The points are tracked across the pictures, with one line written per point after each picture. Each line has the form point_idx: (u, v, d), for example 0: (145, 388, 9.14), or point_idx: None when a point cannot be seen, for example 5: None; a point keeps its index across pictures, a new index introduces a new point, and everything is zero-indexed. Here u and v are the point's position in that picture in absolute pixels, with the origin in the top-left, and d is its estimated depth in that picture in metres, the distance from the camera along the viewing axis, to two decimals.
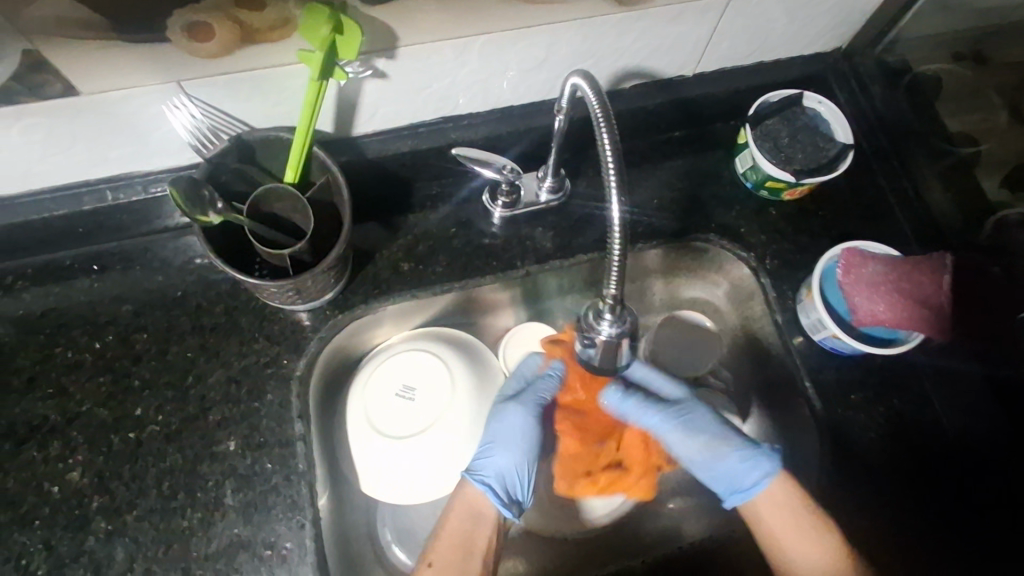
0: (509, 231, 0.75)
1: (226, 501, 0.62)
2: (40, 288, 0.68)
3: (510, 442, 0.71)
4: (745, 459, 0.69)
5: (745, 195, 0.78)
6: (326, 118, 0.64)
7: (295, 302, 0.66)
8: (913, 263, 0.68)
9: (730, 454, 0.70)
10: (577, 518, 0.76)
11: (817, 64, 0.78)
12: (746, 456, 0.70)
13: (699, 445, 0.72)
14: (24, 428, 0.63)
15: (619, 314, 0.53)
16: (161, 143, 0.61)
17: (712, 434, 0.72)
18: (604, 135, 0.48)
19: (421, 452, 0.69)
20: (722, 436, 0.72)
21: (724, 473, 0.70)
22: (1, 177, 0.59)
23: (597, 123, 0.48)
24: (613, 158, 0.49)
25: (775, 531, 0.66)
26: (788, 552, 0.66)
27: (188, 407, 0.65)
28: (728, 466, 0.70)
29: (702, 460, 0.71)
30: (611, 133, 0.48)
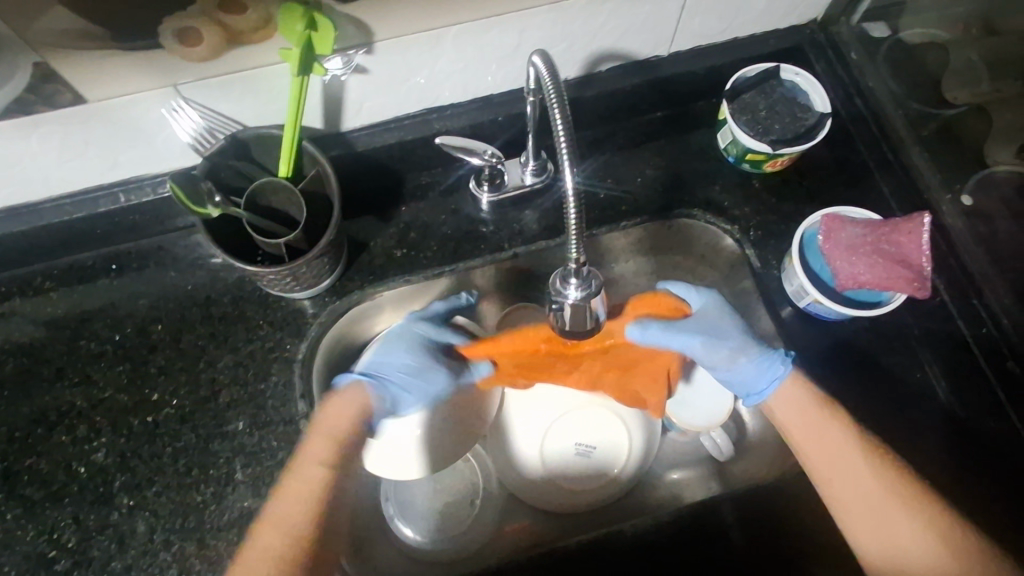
0: (497, 215, 0.78)
1: (236, 476, 0.67)
2: (67, 287, 0.74)
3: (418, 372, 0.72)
4: (761, 359, 0.68)
5: (728, 169, 0.80)
6: (315, 115, 0.68)
7: (295, 289, 0.71)
8: (891, 225, 0.68)
9: (752, 359, 0.68)
10: (573, 495, 0.76)
11: (794, 37, 0.79)
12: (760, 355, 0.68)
13: (722, 355, 0.69)
14: (54, 414, 0.69)
15: (584, 278, 0.56)
16: (166, 145, 0.66)
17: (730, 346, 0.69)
18: (557, 111, 0.52)
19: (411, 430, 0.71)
20: (740, 347, 0.69)
21: (744, 377, 0.69)
22: (25, 184, 0.65)
23: (550, 102, 0.52)
24: (565, 132, 0.51)
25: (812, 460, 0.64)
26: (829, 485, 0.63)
27: (200, 391, 0.70)
28: (741, 372, 0.68)
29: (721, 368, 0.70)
30: (563, 109, 0.51)
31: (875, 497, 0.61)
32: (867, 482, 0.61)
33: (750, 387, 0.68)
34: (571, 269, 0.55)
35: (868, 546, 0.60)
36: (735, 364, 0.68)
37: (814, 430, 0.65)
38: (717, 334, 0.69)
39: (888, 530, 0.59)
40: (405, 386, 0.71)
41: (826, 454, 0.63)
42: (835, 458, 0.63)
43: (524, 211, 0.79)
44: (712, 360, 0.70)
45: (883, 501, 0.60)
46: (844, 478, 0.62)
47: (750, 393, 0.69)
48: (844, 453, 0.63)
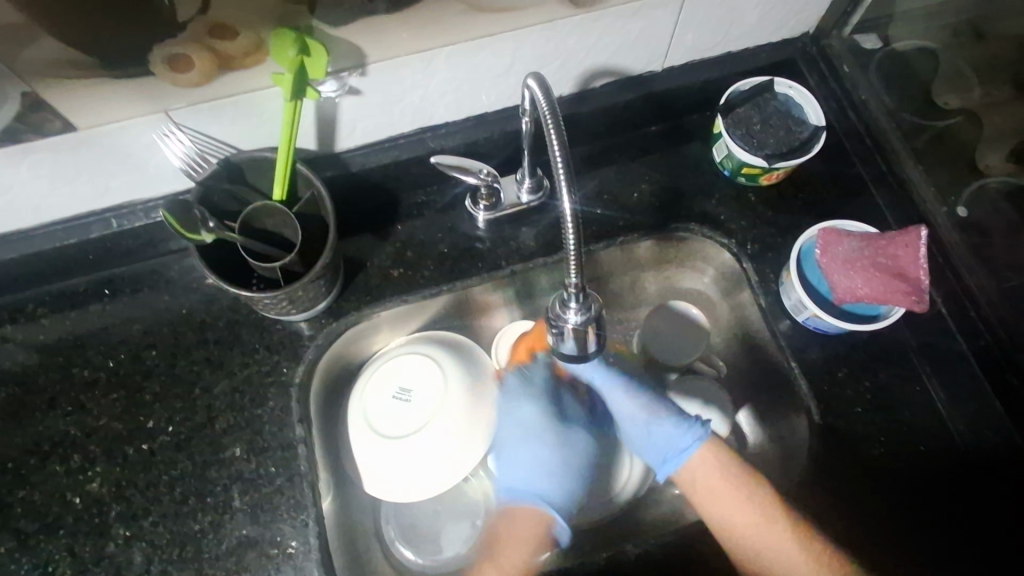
0: (494, 233, 0.78)
1: (234, 504, 0.66)
2: (59, 313, 0.73)
3: (561, 464, 0.79)
4: (679, 425, 0.75)
5: (724, 182, 0.80)
6: (308, 137, 0.68)
7: (291, 313, 0.70)
8: (889, 239, 0.67)
9: (669, 422, 0.76)
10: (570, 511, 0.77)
11: (787, 49, 0.79)
12: (681, 421, 0.75)
13: (642, 402, 0.77)
14: (47, 444, 0.68)
15: (583, 302, 0.56)
16: (158, 170, 0.65)
17: (647, 403, 0.77)
18: (554, 135, 0.52)
19: (411, 454, 0.72)
20: (656, 406, 0.77)
21: (664, 442, 0.75)
22: (14, 212, 0.64)
23: (546, 125, 0.51)
24: (561, 155, 0.51)
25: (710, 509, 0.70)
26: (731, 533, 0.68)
27: (196, 417, 0.69)
28: (660, 434, 0.76)
29: (638, 426, 0.77)
30: (560, 132, 0.51)
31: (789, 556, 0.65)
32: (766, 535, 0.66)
33: (670, 436, 0.75)
34: (569, 292, 0.55)
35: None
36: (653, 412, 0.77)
37: (716, 491, 0.70)
38: (634, 381, 0.79)
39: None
40: (555, 484, 0.78)
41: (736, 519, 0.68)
42: (745, 523, 0.67)
43: (521, 229, 0.78)
44: (630, 407, 0.78)
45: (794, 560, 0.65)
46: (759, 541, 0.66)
47: (675, 450, 0.74)
48: (740, 507, 0.68)
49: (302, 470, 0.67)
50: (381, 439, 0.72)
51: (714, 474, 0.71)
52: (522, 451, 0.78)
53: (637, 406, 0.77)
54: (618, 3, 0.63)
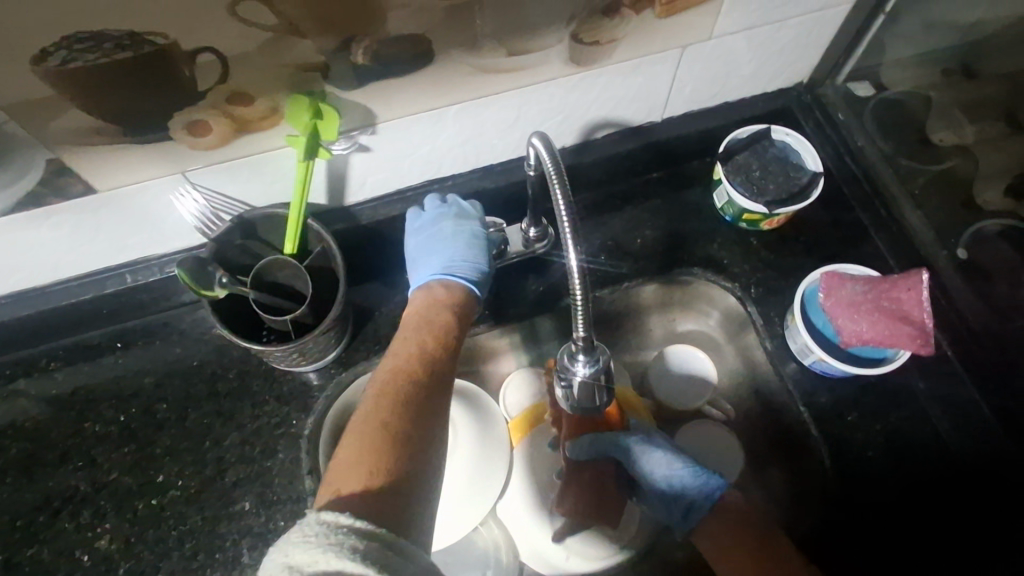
0: (501, 279, 0.80)
1: (244, 560, 0.65)
2: (72, 367, 0.74)
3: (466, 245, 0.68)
4: (695, 473, 0.68)
5: (725, 227, 0.82)
6: (320, 192, 0.70)
7: (301, 364, 0.71)
8: (890, 281, 0.68)
9: (685, 470, 0.69)
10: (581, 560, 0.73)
11: (782, 99, 0.81)
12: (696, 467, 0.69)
13: (658, 461, 0.69)
14: (57, 500, 0.68)
15: (591, 355, 0.55)
16: (174, 228, 0.67)
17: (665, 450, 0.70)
18: (558, 188, 0.53)
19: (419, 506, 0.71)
20: (674, 452, 0.70)
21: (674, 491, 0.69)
22: (34, 270, 0.65)
23: (551, 180, 0.53)
24: (566, 210, 0.52)
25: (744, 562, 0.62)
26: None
27: (206, 470, 0.69)
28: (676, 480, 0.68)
29: (652, 476, 0.69)
30: (564, 187, 0.52)
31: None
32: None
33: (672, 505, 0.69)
34: (577, 344, 0.54)
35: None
36: (662, 477, 0.69)
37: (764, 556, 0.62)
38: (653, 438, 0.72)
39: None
40: (459, 247, 0.67)
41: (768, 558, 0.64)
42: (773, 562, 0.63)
43: (527, 275, 0.80)
44: (641, 467, 0.70)
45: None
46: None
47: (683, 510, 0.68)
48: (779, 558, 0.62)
49: None
50: None
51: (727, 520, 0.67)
52: (438, 235, 0.68)
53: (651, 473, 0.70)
54: (618, 60, 0.66)
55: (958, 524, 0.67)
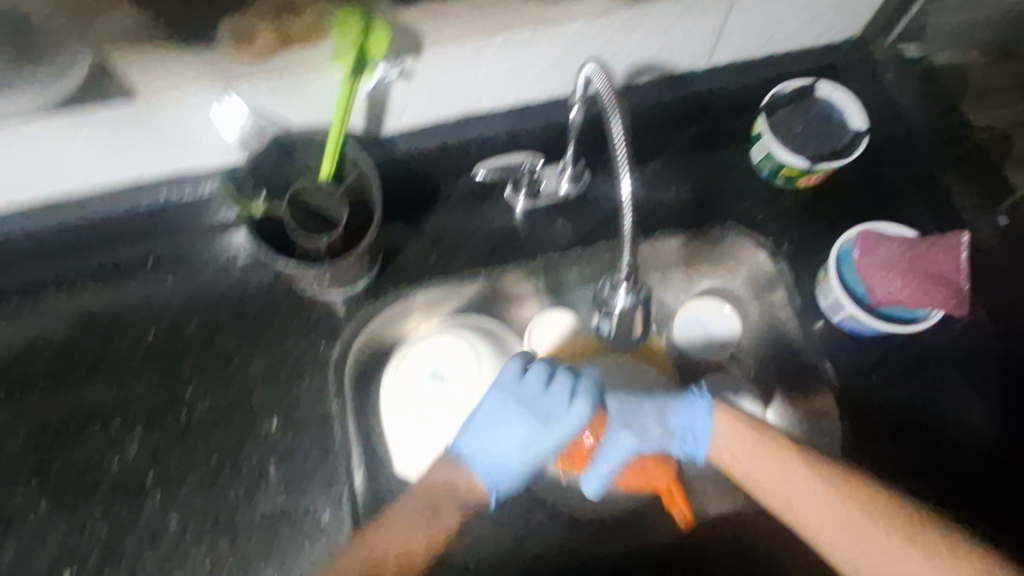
0: (531, 223, 0.79)
1: (269, 476, 0.67)
2: (96, 286, 0.72)
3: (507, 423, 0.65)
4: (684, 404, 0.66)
5: (761, 185, 0.80)
6: (358, 118, 0.69)
7: (330, 286, 0.71)
8: (927, 243, 0.68)
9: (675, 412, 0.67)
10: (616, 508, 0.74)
11: (830, 55, 0.79)
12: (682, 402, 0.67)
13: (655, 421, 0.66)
14: (85, 409, 0.69)
15: (634, 284, 0.56)
16: (209, 143, 0.66)
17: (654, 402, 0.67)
18: (615, 118, 0.55)
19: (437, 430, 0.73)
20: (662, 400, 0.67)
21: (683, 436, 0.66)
22: (70, 176, 0.65)
23: (608, 108, 0.54)
24: (622, 138, 0.55)
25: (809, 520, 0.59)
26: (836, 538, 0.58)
27: (234, 390, 0.70)
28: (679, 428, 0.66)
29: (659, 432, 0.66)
30: (621, 118, 0.54)
31: (822, 501, 0.59)
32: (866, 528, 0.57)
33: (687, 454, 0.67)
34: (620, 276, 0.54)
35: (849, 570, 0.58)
36: (666, 437, 0.66)
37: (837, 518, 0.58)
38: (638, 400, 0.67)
39: (866, 555, 0.57)
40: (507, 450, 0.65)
41: (770, 481, 0.61)
42: (777, 483, 0.61)
43: (557, 220, 0.79)
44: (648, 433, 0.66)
45: (831, 511, 0.58)
46: (807, 508, 0.59)
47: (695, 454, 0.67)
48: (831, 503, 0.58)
49: (336, 444, 0.68)
50: (411, 420, 0.73)
51: (730, 435, 0.64)
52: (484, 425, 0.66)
53: (654, 440, 0.66)
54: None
55: (967, 485, 0.69)
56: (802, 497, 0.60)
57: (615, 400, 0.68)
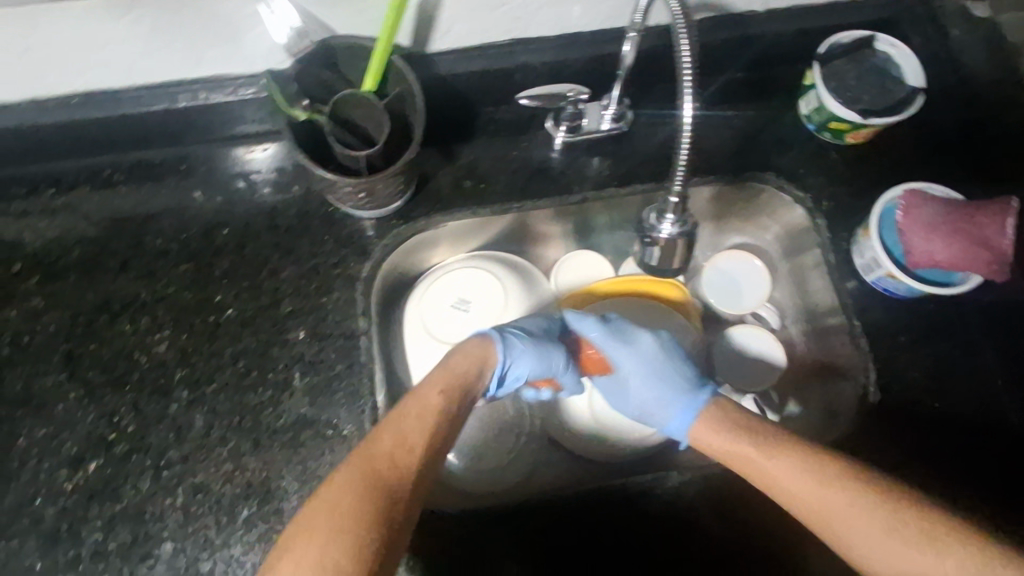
0: (568, 158, 0.78)
1: (294, 383, 0.68)
2: (135, 183, 0.74)
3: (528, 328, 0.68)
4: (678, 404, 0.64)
5: (805, 138, 0.79)
6: (404, 32, 0.67)
7: (364, 207, 0.71)
8: (974, 207, 0.67)
9: (665, 405, 0.65)
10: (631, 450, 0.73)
11: (896, 6, 0.76)
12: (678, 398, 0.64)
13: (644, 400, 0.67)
14: (119, 303, 0.70)
15: (681, 215, 0.59)
16: (252, 44, 0.64)
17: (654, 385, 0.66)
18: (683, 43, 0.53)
19: None
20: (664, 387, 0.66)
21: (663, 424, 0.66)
22: (108, 69, 0.64)
23: (677, 31, 0.53)
24: (690, 66, 0.53)
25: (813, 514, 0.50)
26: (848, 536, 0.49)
27: (263, 297, 0.71)
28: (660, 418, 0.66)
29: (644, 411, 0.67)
30: (691, 42, 0.53)
31: (842, 513, 0.49)
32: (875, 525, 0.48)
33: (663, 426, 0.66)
34: (670, 202, 0.57)
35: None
36: (652, 404, 0.66)
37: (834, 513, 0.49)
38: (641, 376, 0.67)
39: (903, 561, 0.47)
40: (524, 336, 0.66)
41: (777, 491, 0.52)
42: (779, 489, 0.52)
43: (593, 158, 0.78)
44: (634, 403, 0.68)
45: (847, 514, 0.49)
46: (809, 512, 0.51)
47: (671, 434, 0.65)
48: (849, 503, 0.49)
49: (361, 359, 0.68)
50: (434, 348, 0.72)
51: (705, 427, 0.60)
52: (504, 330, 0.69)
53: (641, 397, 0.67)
54: None
55: (990, 454, 0.68)
56: (821, 502, 0.50)
57: (602, 335, 0.69)
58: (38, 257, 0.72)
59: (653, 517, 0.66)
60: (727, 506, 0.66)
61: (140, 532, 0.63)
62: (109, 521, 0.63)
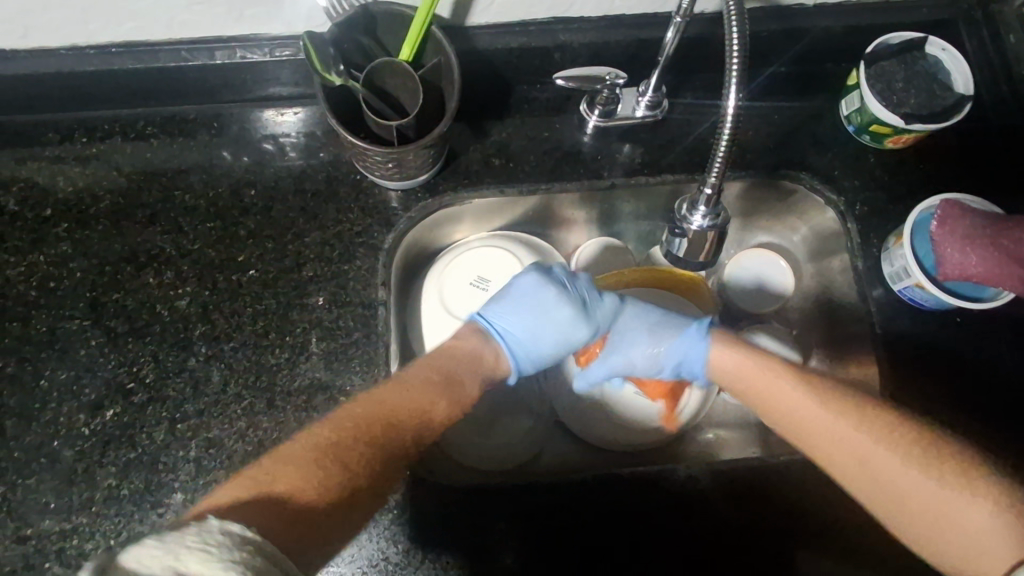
0: (600, 142, 0.76)
1: (311, 348, 0.68)
2: (167, 136, 0.74)
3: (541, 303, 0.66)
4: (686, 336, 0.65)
5: (844, 140, 0.77)
6: (446, 3, 0.66)
7: (392, 178, 0.70)
8: (1013, 222, 0.65)
9: (673, 343, 0.66)
10: (642, 438, 0.72)
11: (950, 9, 0.74)
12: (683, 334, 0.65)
13: (655, 349, 0.66)
14: (144, 255, 0.71)
15: (714, 208, 0.57)
16: (292, 5, 0.63)
17: (655, 326, 0.67)
18: (734, 29, 0.51)
19: None
20: (666, 327, 0.67)
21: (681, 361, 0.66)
22: (149, 21, 0.63)
23: (729, 17, 0.51)
24: (738, 54, 0.51)
25: (841, 462, 0.54)
26: (875, 483, 0.53)
27: (286, 260, 0.71)
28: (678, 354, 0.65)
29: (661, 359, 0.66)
30: (742, 29, 0.51)
31: (867, 448, 0.53)
32: (902, 466, 0.52)
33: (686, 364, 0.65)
34: (705, 193, 0.57)
35: (907, 532, 0.52)
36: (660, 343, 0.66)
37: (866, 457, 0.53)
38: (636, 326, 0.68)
39: (920, 499, 0.51)
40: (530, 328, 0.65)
41: (798, 411, 0.56)
42: (801, 414, 0.56)
43: (626, 144, 0.76)
44: (650, 360, 0.67)
45: (875, 457, 0.53)
46: (862, 465, 0.53)
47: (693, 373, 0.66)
48: (873, 444, 0.53)
49: (378, 328, 0.68)
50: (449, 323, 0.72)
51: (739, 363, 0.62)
52: (514, 303, 0.66)
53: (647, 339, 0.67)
54: None
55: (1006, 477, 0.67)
56: (853, 451, 0.53)
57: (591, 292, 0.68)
58: (68, 204, 0.73)
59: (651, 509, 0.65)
60: (732, 504, 0.66)
61: (152, 480, 0.64)
62: (124, 468, 0.65)
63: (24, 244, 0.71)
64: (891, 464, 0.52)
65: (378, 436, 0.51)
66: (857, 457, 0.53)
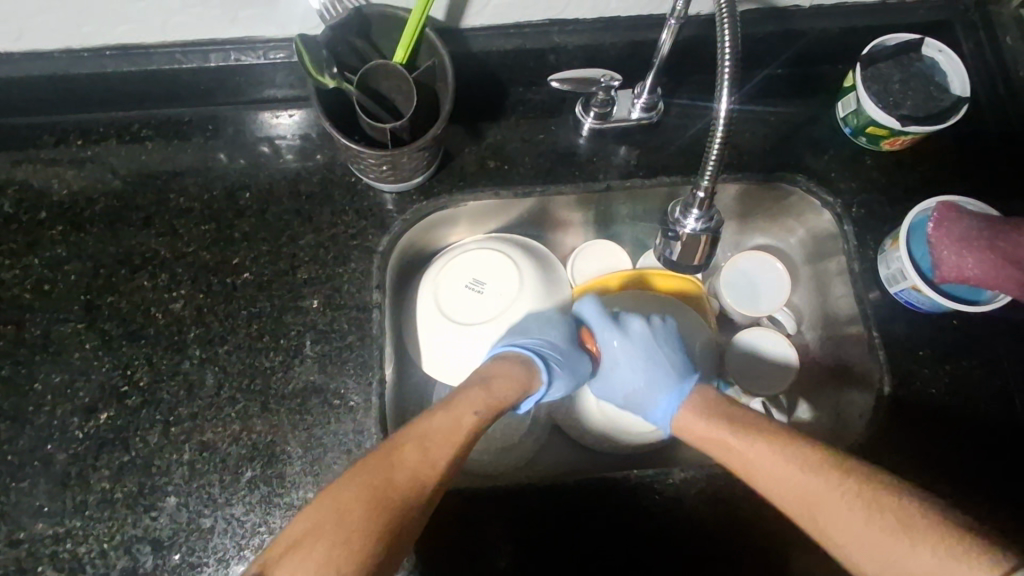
0: (596, 144, 0.76)
1: (305, 351, 0.68)
2: (162, 139, 0.74)
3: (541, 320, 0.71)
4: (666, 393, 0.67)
5: (841, 142, 0.77)
6: (440, 5, 0.66)
7: (386, 180, 0.70)
8: (1010, 225, 0.65)
9: (654, 394, 0.68)
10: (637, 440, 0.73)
11: (946, 10, 0.73)
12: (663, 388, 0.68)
13: (636, 391, 0.69)
14: (139, 258, 0.71)
15: (707, 211, 0.57)
16: (286, 7, 0.63)
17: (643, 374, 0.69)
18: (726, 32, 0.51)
19: (469, 342, 0.71)
20: (653, 379, 0.68)
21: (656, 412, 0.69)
22: (143, 24, 0.63)
23: (721, 20, 0.51)
24: (730, 57, 0.51)
25: (792, 506, 0.53)
26: (830, 531, 0.51)
27: (281, 262, 0.71)
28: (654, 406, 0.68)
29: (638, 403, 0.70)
30: (735, 32, 0.51)
31: (811, 490, 0.52)
32: (846, 510, 0.50)
33: (654, 414, 0.68)
34: (698, 197, 0.56)
35: None
36: (642, 392, 0.69)
37: (813, 500, 0.52)
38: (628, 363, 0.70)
39: (874, 547, 0.48)
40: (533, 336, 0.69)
41: (744, 451, 0.57)
42: (750, 457, 0.56)
43: (621, 146, 0.76)
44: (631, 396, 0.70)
45: (821, 501, 0.51)
46: (813, 510, 0.52)
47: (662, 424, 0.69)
48: (818, 487, 0.52)
49: (373, 331, 0.68)
50: (443, 326, 0.71)
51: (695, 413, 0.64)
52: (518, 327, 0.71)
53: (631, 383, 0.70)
54: None
55: (1002, 482, 0.67)
56: (802, 494, 0.52)
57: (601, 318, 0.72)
58: (63, 207, 0.73)
59: (649, 512, 0.65)
60: (728, 508, 0.65)
61: (146, 484, 0.64)
62: (118, 471, 0.65)
63: (19, 246, 0.71)
64: (838, 507, 0.50)
65: (373, 506, 0.50)
66: (806, 501, 0.52)
